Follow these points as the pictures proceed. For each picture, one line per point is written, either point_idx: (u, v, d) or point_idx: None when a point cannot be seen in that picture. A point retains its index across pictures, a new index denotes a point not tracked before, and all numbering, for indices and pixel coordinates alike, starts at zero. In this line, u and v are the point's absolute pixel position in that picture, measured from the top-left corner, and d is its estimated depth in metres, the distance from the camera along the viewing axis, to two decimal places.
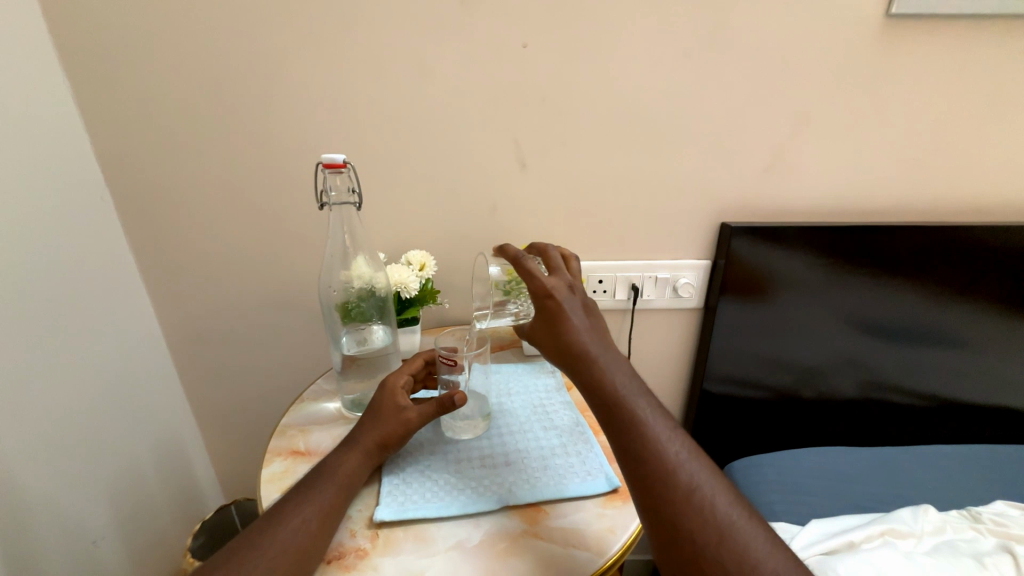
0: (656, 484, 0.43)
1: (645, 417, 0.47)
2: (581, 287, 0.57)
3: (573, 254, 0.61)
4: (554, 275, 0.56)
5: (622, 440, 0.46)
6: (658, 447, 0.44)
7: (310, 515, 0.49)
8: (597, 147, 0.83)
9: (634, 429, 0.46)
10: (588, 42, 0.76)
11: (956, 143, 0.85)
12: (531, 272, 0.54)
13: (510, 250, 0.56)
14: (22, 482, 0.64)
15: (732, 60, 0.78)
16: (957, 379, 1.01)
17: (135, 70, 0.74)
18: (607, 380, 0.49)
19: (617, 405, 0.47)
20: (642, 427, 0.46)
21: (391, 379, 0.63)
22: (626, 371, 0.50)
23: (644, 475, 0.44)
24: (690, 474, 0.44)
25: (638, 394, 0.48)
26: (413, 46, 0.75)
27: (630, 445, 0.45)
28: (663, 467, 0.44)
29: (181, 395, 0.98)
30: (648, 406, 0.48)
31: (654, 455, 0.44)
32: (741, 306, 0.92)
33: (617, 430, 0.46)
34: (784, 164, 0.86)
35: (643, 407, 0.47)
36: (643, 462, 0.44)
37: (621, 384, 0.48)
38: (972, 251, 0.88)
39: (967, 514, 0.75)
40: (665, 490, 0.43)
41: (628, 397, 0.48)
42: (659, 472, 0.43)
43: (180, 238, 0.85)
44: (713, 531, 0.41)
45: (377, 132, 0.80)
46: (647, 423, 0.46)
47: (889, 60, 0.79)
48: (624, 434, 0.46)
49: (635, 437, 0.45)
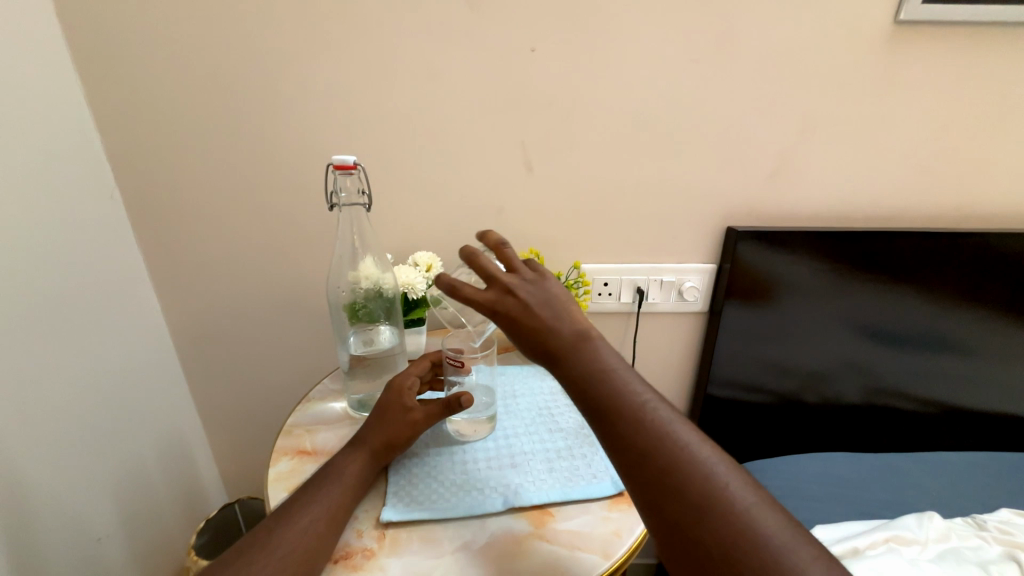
0: (638, 466, 0.41)
1: (621, 397, 0.44)
2: (526, 279, 0.50)
3: (501, 237, 0.52)
4: (491, 283, 0.49)
5: (603, 427, 0.44)
6: (635, 428, 0.42)
7: (318, 515, 0.49)
8: (603, 150, 0.83)
9: (615, 412, 0.44)
10: (596, 46, 0.76)
11: (963, 151, 0.85)
12: (467, 297, 0.48)
13: (443, 279, 0.48)
14: (29, 480, 0.64)
15: (740, 65, 0.78)
16: (961, 385, 1.01)
17: (147, 72, 0.75)
18: (578, 376, 0.46)
19: (594, 396, 0.45)
20: (618, 411, 0.43)
21: (398, 379, 0.64)
22: (596, 360, 0.46)
23: (627, 459, 0.42)
24: (678, 445, 0.41)
25: (614, 376, 0.46)
26: (422, 48, 0.76)
27: (608, 430, 0.44)
28: (649, 444, 0.42)
29: (187, 393, 0.98)
30: (625, 385, 0.45)
31: (636, 433, 0.42)
32: (746, 310, 0.92)
33: (597, 420, 0.45)
34: (791, 169, 0.86)
35: (618, 390, 0.45)
36: (628, 446, 0.42)
37: (593, 373, 0.46)
38: (978, 257, 0.88)
39: (972, 522, 0.75)
40: (654, 472, 0.41)
41: (602, 384, 0.45)
42: (646, 453, 0.41)
43: (188, 238, 0.86)
44: (708, 507, 0.38)
45: (386, 135, 0.80)
46: (623, 407, 0.44)
47: (896, 68, 0.79)
48: (606, 422, 0.44)
49: (618, 418, 0.43)
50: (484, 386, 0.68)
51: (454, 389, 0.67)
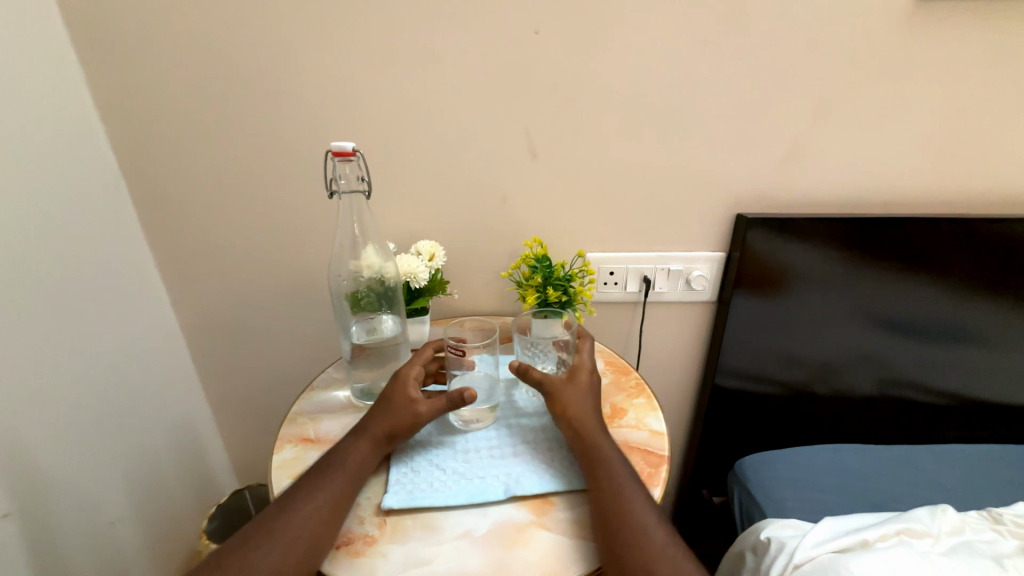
0: (628, 535, 0.47)
1: (622, 477, 0.52)
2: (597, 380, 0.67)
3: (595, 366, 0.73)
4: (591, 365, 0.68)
5: (603, 493, 0.51)
6: (631, 504, 0.50)
7: (321, 504, 0.50)
8: (609, 136, 0.81)
9: (619, 495, 0.50)
10: (601, 26, 0.74)
11: (986, 133, 0.82)
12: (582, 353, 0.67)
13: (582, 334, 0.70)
14: (41, 465, 0.67)
15: (751, 45, 0.75)
16: (977, 377, 0.98)
17: (146, 60, 0.74)
18: (598, 446, 0.55)
19: (603, 467, 0.53)
20: (620, 486, 0.51)
21: (403, 370, 0.63)
22: (611, 442, 0.57)
23: (619, 525, 0.48)
24: (657, 536, 0.48)
25: (624, 463, 0.54)
26: (422, 32, 0.74)
27: (608, 497, 0.50)
28: (641, 526, 0.48)
29: (196, 382, 1.00)
30: (626, 470, 0.53)
31: (631, 509, 0.49)
32: (754, 300, 0.90)
33: (600, 485, 0.51)
34: (803, 154, 0.83)
35: (622, 471, 0.53)
36: (623, 522, 0.48)
37: (608, 448, 0.55)
38: (997, 244, 0.85)
39: (988, 515, 0.74)
40: (638, 546, 0.47)
41: (612, 460, 0.54)
42: (634, 528, 0.48)
43: (192, 227, 0.86)
44: None
45: (387, 124, 0.79)
46: (624, 484, 0.51)
47: (916, 46, 0.76)
48: (604, 489, 0.51)
49: (614, 491, 0.51)
50: (487, 376, 0.67)
51: (457, 380, 0.66)
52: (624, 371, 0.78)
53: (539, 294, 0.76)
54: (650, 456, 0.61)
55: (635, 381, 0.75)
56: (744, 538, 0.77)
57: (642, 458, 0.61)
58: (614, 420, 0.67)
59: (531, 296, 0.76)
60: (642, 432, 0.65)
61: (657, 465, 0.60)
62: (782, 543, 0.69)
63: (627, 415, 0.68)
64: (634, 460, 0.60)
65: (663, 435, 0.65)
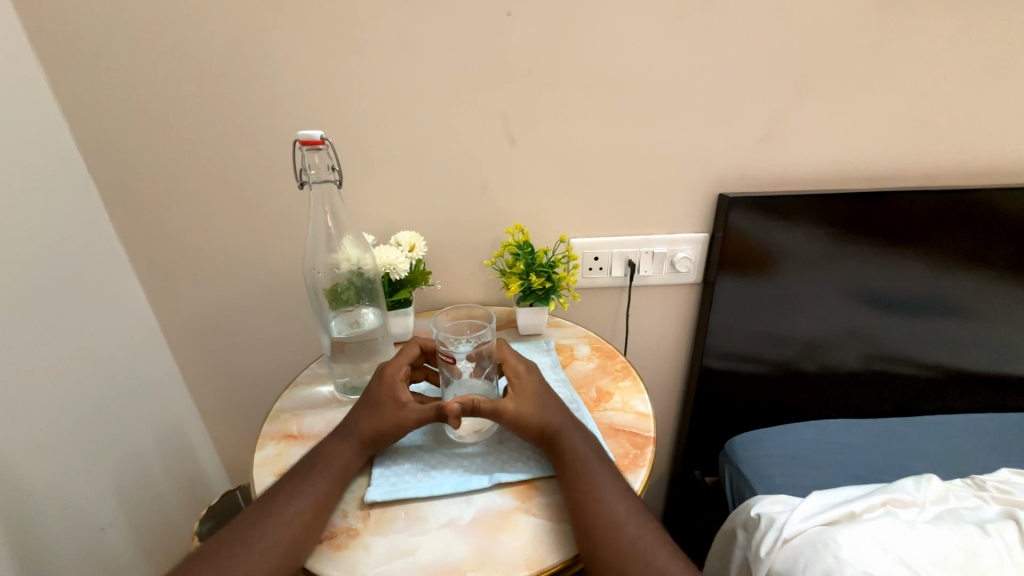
0: (606, 534, 0.46)
1: (595, 475, 0.51)
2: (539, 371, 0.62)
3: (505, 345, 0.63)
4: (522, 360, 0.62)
5: (577, 495, 0.50)
6: (605, 504, 0.48)
7: (305, 507, 0.49)
8: (588, 118, 0.80)
9: (592, 495, 0.49)
10: (575, 7, 0.72)
11: (961, 105, 0.82)
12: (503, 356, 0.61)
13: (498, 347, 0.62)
14: (27, 476, 0.66)
15: (728, 22, 0.74)
16: (959, 348, 0.99)
17: (109, 55, 0.71)
18: (569, 446, 0.54)
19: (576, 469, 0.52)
20: (594, 485, 0.50)
21: (390, 369, 0.60)
22: (584, 438, 0.55)
23: (596, 527, 0.47)
24: (636, 530, 0.47)
25: (598, 459, 0.53)
26: (391, 17, 0.72)
27: (581, 499, 0.49)
28: (615, 523, 0.47)
29: (180, 385, 0.98)
30: (600, 468, 0.52)
31: (605, 509, 0.48)
32: (740, 280, 0.90)
33: (572, 488, 0.50)
34: (783, 130, 0.82)
35: (595, 469, 0.52)
36: (598, 521, 0.47)
37: (579, 448, 0.54)
38: (976, 216, 0.86)
39: (972, 482, 0.75)
40: (617, 542, 0.46)
41: (584, 459, 0.53)
42: (610, 525, 0.47)
43: (168, 227, 0.84)
44: None
45: (361, 113, 0.78)
46: (597, 482, 0.50)
47: (893, 17, 0.75)
48: (577, 491, 0.50)
49: (586, 492, 0.50)
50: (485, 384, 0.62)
51: (454, 387, 0.61)
52: (610, 355, 0.78)
53: (523, 282, 0.76)
54: (636, 439, 0.61)
55: (620, 364, 0.75)
56: (735, 516, 0.77)
57: (628, 440, 0.61)
58: (600, 403, 0.67)
59: (515, 283, 0.76)
60: (627, 414, 0.65)
61: (642, 446, 0.60)
62: (772, 519, 0.70)
63: (613, 398, 0.68)
64: (620, 443, 0.60)
65: (648, 417, 0.65)
